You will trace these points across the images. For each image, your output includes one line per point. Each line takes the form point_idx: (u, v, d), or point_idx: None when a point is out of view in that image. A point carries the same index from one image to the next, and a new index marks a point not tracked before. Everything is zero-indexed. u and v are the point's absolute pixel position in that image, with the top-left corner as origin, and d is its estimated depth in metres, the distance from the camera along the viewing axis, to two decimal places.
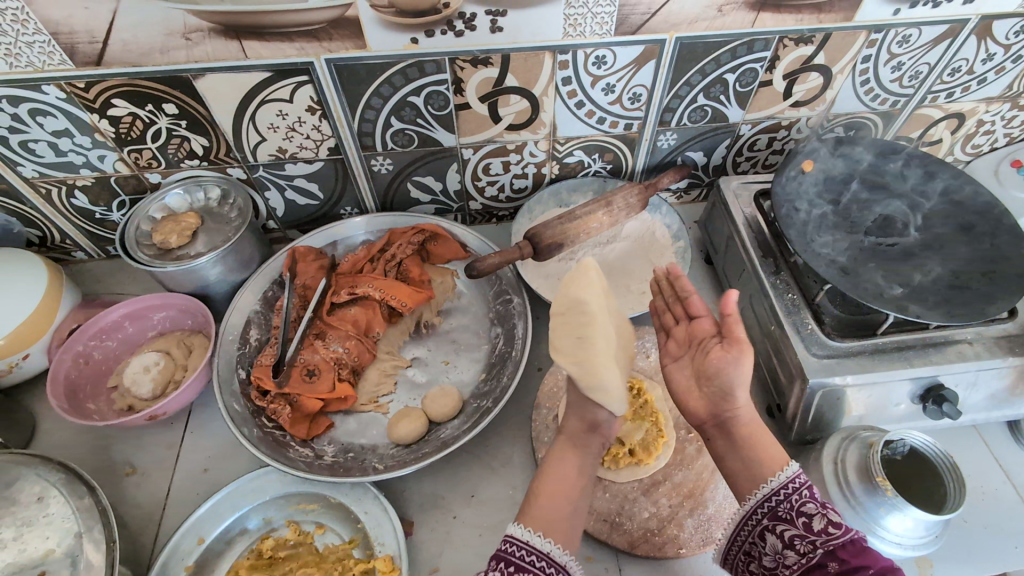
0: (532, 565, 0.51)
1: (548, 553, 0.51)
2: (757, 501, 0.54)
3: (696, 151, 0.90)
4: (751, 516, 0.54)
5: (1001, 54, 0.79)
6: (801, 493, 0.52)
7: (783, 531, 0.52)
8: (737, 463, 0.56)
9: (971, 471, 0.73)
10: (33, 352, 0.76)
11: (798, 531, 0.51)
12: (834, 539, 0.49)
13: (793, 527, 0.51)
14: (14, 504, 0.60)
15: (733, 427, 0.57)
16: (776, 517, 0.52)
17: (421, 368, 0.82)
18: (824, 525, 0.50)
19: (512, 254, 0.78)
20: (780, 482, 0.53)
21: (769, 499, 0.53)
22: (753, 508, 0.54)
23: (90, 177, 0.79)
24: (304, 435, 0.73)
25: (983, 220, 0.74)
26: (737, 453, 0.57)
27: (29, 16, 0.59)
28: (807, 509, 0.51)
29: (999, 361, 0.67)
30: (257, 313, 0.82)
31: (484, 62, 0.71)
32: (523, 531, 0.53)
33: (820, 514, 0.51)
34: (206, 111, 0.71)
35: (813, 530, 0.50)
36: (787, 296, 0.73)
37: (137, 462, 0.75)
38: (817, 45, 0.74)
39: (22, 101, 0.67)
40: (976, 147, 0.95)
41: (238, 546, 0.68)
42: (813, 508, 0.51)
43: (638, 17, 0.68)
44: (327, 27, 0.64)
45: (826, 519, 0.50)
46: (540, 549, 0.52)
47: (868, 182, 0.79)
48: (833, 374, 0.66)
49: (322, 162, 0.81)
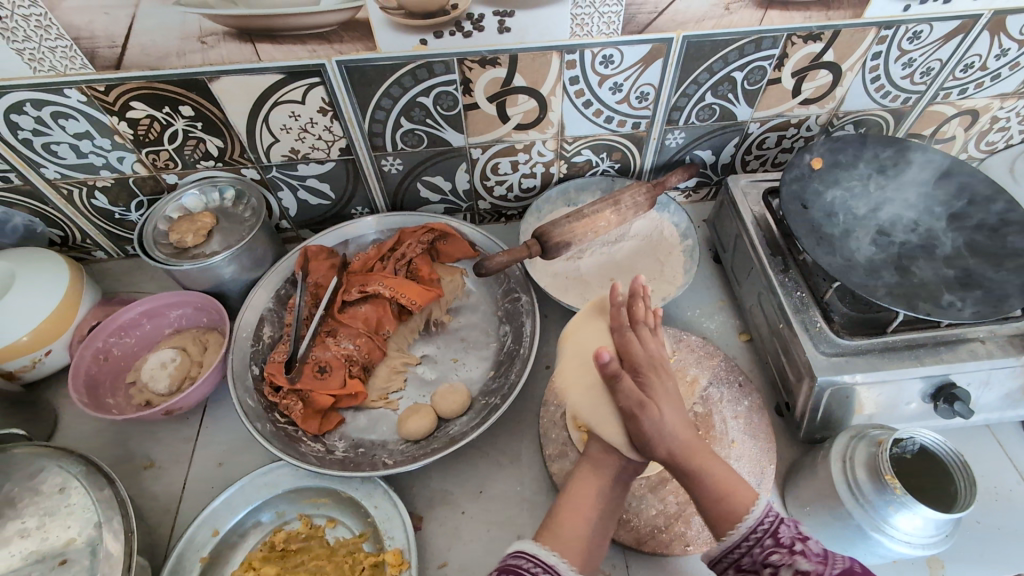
0: (531, 571, 0.51)
1: (558, 567, 0.52)
2: (739, 537, 0.53)
3: (703, 150, 0.90)
4: (722, 561, 0.55)
5: (1015, 50, 0.78)
6: (761, 544, 0.53)
7: None
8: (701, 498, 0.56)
9: (984, 472, 0.72)
10: (55, 348, 0.78)
11: None
12: None
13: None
14: (37, 494, 0.62)
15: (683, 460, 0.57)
16: (743, 568, 0.54)
17: (430, 365, 0.83)
18: (791, 575, 0.51)
19: (520, 253, 0.79)
20: (755, 520, 0.54)
21: (736, 547, 0.54)
22: (719, 558, 0.55)
23: (109, 178, 0.81)
24: (315, 430, 0.74)
25: (997, 217, 0.73)
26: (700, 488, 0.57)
27: (51, 22, 0.61)
28: (772, 560, 0.52)
29: (1012, 359, 0.66)
30: (270, 311, 0.83)
31: (493, 63, 0.71)
32: (535, 546, 0.53)
33: (786, 563, 0.51)
34: (222, 113, 0.73)
35: None
36: (796, 294, 0.72)
37: (155, 455, 0.76)
38: (826, 42, 0.74)
39: (45, 104, 0.69)
40: (990, 145, 0.94)
41: (252, 538, 0.70)
42: (777, 559, 0.52)
43: (645, 16, 0.68)
44: (338, 29, 0.65)
45: (792, 569, 0.51)
46: (548, 562, 0.52)
47: (879, 178, 0.79)
48: (842, 372, 0.66)
49: (333, 163, 0.83)
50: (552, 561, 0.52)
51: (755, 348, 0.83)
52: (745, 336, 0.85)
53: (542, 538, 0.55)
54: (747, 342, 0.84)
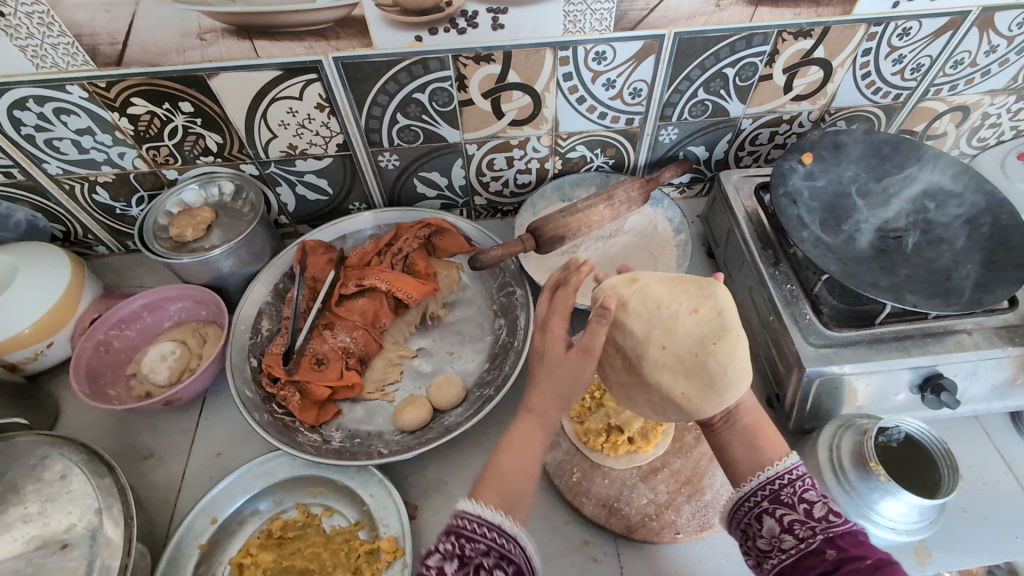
0: (479, 533, 0.48)
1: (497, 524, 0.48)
2: (755, 486, 0.56)
3: (697, 145, 0.91)
4: (752, 497, 0.56)
5: (1004, 46, 0.79)
6: (804, 481, 0.54)
7: (782, 514, 0.53)
8: (740, 451, 0.59)
9: (971, 463, 0.73)
10: (58, 341, 0.80)
11: (798, 516, 0.52)
12: (833, 527, 0.50)
13: (794, 512, 0.53)
14: (39, 481, 0.63)
15: (736, 417, 0.61)
16: (778, 501, 0.54)
17: (426, 358, 0.84)
18: (825, 512, 0.51)
19: (514, 247, 0.80)
20: (782, 468, 0.55)
21: (772, 483, 0.55)
22: (755, 489, 0.56)
23: (111, 173, 0.82)
24: (312, 420, 0.75)
25: (984, 212, 0.74)
26: (742, 441, 0.60)
27: (53, 19, 0.62)
28: (808, 497, 0.53)
29: (998, 350, 0.67)
30: (269, 304, 0.85)
31: (486, 59, 0.73)
32: (478, 507, 0.49)
33: (822, 502, 0.52)
34: (221, 109, 0.74)
35: (813, 516, 0.51)
36: (786, 287, 0.73)
37: (154, 446, 0.78)
38: (816, 39, 0.75)
39: (47, 101, 0.71)
40: (982, 141, 0.95)
41: (250, 526, 0.71)
42: (815, 496, 0.53)
43: (636, 13, 0.69)
44: (335, 26, 0.67)
45: (828, 506, 0.51)
46: (495, 523, 0.48)
47: (868, 174, 0.80)
48: (830, 363, 0.67)
49: (331, 158, 0.84)
50: (501, 521, 0.48)
51: None
52: None
53: (476, 491, 0.51)
54: None
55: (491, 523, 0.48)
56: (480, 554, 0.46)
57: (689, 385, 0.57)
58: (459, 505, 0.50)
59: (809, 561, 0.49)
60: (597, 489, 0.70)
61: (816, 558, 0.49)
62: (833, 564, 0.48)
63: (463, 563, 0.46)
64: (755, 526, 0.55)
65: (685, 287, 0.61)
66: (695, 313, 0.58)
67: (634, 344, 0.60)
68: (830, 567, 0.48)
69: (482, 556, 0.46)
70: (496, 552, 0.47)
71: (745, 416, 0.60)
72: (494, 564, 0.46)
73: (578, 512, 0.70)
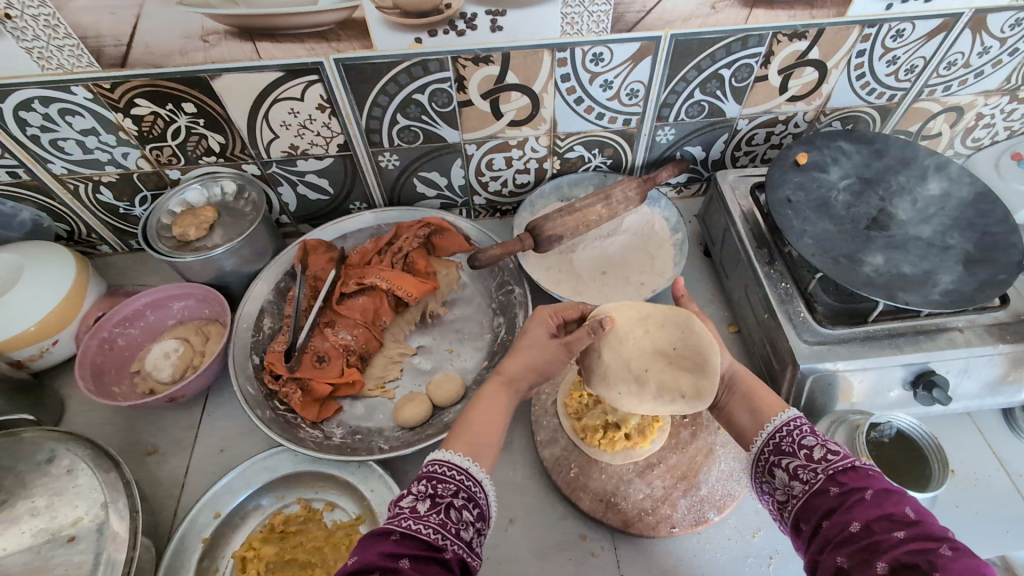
0: (452, 478, 0.51)
1: (468, 469, 0.52)
2: (760, 445, 0.57)
3: (694, 146, 0.92)
4: (760, 456, 0.56)
5: (997, 47, 0.80)
6: (804, 430, 0.55)
7: (786, 464, 0.53)
8: (744, 418, 0.60)
9: (963, 459, 0.74)
10: (62, 338, 0.81)
11: (800, 462, 0.52)
12: (832, 465, 0.50)
13: (796, 459, 0.53)
14: (46, 475, 0.64)
15: (733, 382, 0.63)
16: (781, 452, 0.54)
17: (425, 356, 0.85)
18: (824, 453, 0.51)
19: (513, 246, 0.81)
20: (778, 424, 0.56)
21: (774, 437, 0.56)
22: (761, 447, 0.57)
23: (114, 174, 0.83)
24: (314, 417, 0.77)
25: (977, 211, 0.75)
26: (746, 407, 0.61)
27: (59, 22, 0.63)
28: (807, 442, 0.53)
29: (989, 348, 0.68)
30: (270, 303, 0.86)
31: (485, 60, 0.74)
32: (450, 455, 0.53)
33: (820, 444, 0.52)
34: (223, 110, 0.75)
35: (814, 458, 0.51)
36: (781, 285, 0.75)
37: (158, 442, 0.79)
38: (810, 40, 0.76)
39: (52, 102, 0.72)
40: (976, 141, 0.96)
41: (253, 521, 0.72)
42: (813, 440, 0.53)
43: (632, 15, 0.70)
44: (336, 28, 0.68)
45: (824, 447, 0.51)
46: (465, 468, 0.52)
47: (861, 175, 0.81)
48: (824, 360, 0.68)
49: (332, 158, 0.85)
50: (472, 468, 0.52)
51: (742, 339, 0.84)
52: (733, 327, 0.87)
53: (447, 444, 0.55)
54: (735, 333, 0.86)
55: (458, 467, 0.52)
56: (451, 493, 0.50)
57: (689, 379, 0.60)
58: (432, 457, 0.53)
59: (815, 502, 0.49)
60: (595, 484, 0.71)
61: (822, 498, 0.49)
62: (836, 501, 0.47)
63: (436, 502, 0.48)
64: (769, 483, 0.55)
65: (630, 313, 0.67)
66: (648, 330, 0.65)
67: (632, 387, 0.63)
68: (834, 504, 0.47)
69: (452, 495, 0.49)
70: (466, 494, 0.51)
71: (740, 380, 0.63)
72: (462, 504, 0.49)
73: (576, 507, 0.71)
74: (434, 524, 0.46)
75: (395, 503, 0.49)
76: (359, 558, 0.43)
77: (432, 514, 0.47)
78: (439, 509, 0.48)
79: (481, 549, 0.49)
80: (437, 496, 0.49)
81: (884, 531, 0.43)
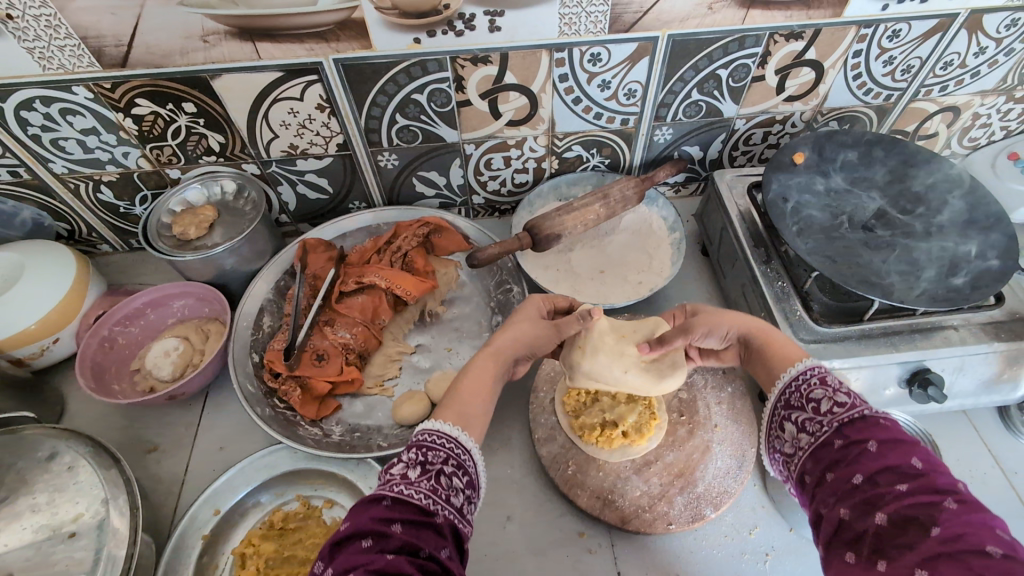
0: (442, 446, 0.51)
1: (456, 438, 0.52)
2: (774, 399, 0.58)
3: (692, 146, 0.93)
4: (772, 412, 0.57)
5: (993, 47, 0.80)
6: (814, 381, 0.54)
7: (795, 417, 0.54)
8: (761, 372, 0.61)
9: (959, 456, 0.74)
10: (63, 337, 0.81)
11: (807, 416, 0.53)
12: (838, 417, 0.50)
13: (803, 412, 0.53)
14: (47, 472, 0.65)
15: (750, 338, 0.64)
16: (790, 406, 0.55)
17: (424, 354, 0.86)
18: (831, 406, 0.51)
19: (511, 245, 0.82)
20: (790, 377, 0.57)
21: (786, 390, 0.56)
22: (773, 403, 0.57)
23: (115, 173, 0.84)
24: (313, 415, 0.77)
25: (972, 210, 0.76)
26: (762, 362, 0.61)
27: (60, 22, 0.63)
28: (815, 396, 0.53)
29: (984, 346, 0.69)
30: (270, 301, 0.86)
31: (484, 61, 0.74)
32: (438, 424, 0.53)
33: (828, 397, 0.52)
34: (223, 109, 0.76)
35: (820, 412, 0.52)
36: (777, 284, 0.75)
37: (158, 440, 0.79)
38: (807, 41, 0.76)
39: (53, 102, 0.72)
40: (973, 140, 0.96)
41: (253, 517, 0.73)
42: (820, 393, 0.53)
43: (630, 16, 0.71)
44: (335, 29, 0.68)
45: (831, 400, 0.51)
46: (456, 438, 0.52)
47: (857, 174, 0.81)
48: (820, 358, 0.68)
49: (331, 158, 0.86)
50: (462, 438, 0.53)
51: None
52: None
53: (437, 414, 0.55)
54: None
55: (447, 435, 0.52)
56: (441, 460, 0.50)
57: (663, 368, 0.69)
58: (421, 427, 0.53)
59: (819, 455, 0.50)
60: (592, 481, 0.71)
61: (826, 450, 0.49)
62: (839, 453, 0.48)
63: (426, 469, 0.48)
64: (778, 435, 0.56)
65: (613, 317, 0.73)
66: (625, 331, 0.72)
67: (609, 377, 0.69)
68: (838, 456, 0.48)
69: (442, 462, 0.49)
70: (455, 462, 0.51)
71: (756, 336, 0.63)
72: (452, 471, 0.50)
73: (573, 504, 0.71)
74: (425, 490, 0.47)
75: (386, 470, 0.49)
76: (352, 523, 0.45)
77: (423, 480, 0.47)
78: (429, 476, 0.48)
79: (470, 516, 0.49)
80: (426, 463, 0.49)
81: (886, 484, 0.44)
